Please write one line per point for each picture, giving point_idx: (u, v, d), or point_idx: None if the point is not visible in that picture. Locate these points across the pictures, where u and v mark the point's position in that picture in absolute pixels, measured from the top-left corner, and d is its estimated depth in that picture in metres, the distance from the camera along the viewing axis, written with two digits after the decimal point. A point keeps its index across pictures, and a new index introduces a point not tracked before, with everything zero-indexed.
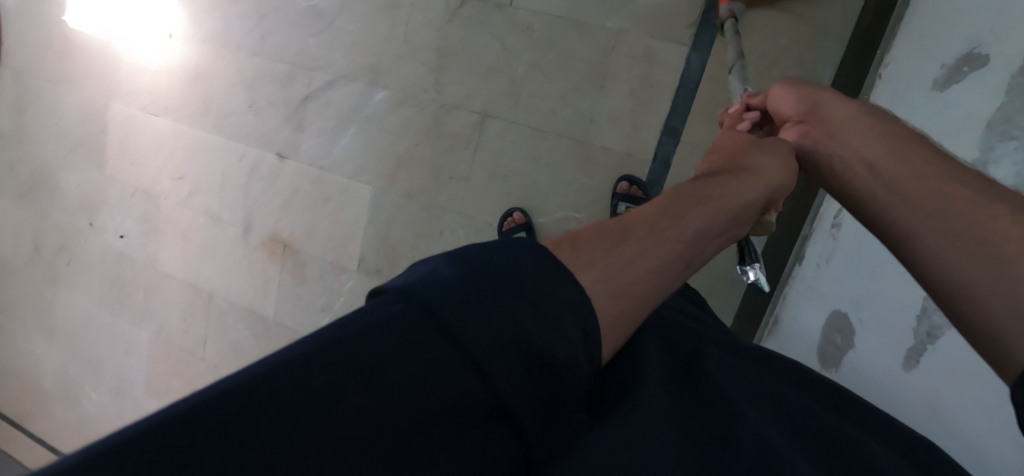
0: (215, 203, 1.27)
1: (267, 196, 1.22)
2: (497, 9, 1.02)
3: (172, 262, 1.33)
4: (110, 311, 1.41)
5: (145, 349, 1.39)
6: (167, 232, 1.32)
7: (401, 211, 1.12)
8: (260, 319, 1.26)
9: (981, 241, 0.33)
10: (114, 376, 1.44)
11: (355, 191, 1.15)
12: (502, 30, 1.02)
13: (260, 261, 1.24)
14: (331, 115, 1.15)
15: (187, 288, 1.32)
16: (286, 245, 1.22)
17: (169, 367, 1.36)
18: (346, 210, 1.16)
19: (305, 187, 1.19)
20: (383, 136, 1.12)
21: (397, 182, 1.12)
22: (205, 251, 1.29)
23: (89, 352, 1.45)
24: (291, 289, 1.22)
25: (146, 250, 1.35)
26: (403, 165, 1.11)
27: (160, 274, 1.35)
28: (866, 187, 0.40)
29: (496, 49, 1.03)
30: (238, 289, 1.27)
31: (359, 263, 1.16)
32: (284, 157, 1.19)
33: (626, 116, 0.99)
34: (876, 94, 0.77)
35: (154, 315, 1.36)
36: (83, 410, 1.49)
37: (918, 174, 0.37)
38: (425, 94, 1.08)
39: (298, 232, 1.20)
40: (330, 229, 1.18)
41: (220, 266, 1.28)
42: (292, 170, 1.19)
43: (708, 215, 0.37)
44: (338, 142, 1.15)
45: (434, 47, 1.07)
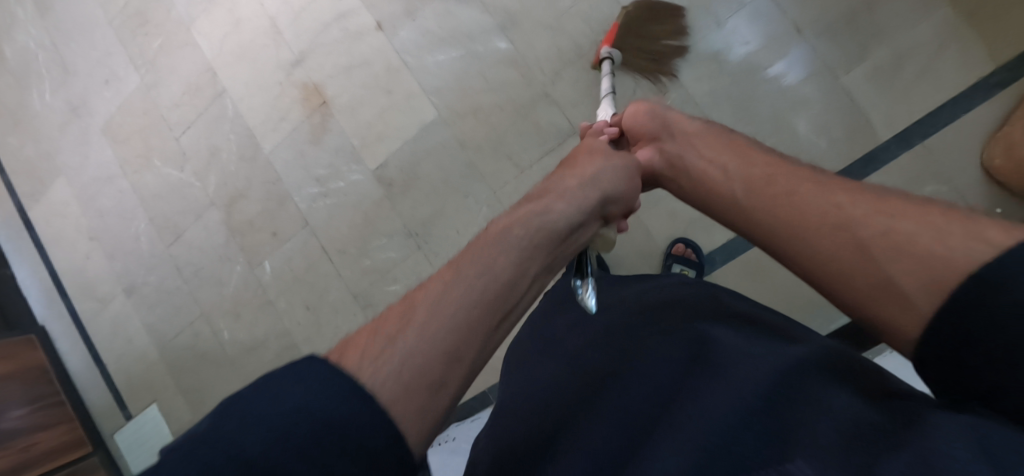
0: (286, 16, 1.19)
1: (337, 49, 1.16)
2: (652, 55, 1.02)
3: (209, 36, 1.24)
4: (117, 37, 1.30)
5: (126, 92, 1.30)
6: (222, 7, 1.23)
7: (444, 152, 1.10)
8: (255, 146, 1.21)
9: (926, 244, 0.40)
10: (79, 93, 1.34)
11: (419, 105, 1.11)
12: (643, 74, 1.02)
13: (292, 98, 1.18)
14: (447, 26, 1.10)
15: (203, 70, 1.24)
16: (324, 102, 1.17)
17: (138, 122, 1.30)
18: (399, 114, 1.13)
19: (378, 66, 1.13)
20: (476, 80, 1.09)
21: (460, 125, 1.09)
22: (243, 51, 1.21)
23: (70, 55, 1.34)
24: (302, 143, 1.18)
25: (190, 6, 1.25)
26: (476, 116, 1.09)
27: (187, 38, 1.25)
28: (866, 220, 0.44)
29: (626, 85, 1.03)
30: (251, 105, 1.21)
31: (379, 167, 1.14)
32: (379, 28, 1.13)
33: (683, 220, 1.01)
34: (884, 356, 0.81)
35: (156, 70, 1.28)
36: (29, 101, 1.38)
37: (887, 238, 0.42)
38: (540, 74, 1.06)
39: (343, 99, 1.15)
40: (373, 119, 1.14)
41: (248, 73, 1.21)
42: (378, 44, 1.13)
43: (471, 262, 0.46)
44: (433, 54, 1.10)
45: (577, 42, 1.04)
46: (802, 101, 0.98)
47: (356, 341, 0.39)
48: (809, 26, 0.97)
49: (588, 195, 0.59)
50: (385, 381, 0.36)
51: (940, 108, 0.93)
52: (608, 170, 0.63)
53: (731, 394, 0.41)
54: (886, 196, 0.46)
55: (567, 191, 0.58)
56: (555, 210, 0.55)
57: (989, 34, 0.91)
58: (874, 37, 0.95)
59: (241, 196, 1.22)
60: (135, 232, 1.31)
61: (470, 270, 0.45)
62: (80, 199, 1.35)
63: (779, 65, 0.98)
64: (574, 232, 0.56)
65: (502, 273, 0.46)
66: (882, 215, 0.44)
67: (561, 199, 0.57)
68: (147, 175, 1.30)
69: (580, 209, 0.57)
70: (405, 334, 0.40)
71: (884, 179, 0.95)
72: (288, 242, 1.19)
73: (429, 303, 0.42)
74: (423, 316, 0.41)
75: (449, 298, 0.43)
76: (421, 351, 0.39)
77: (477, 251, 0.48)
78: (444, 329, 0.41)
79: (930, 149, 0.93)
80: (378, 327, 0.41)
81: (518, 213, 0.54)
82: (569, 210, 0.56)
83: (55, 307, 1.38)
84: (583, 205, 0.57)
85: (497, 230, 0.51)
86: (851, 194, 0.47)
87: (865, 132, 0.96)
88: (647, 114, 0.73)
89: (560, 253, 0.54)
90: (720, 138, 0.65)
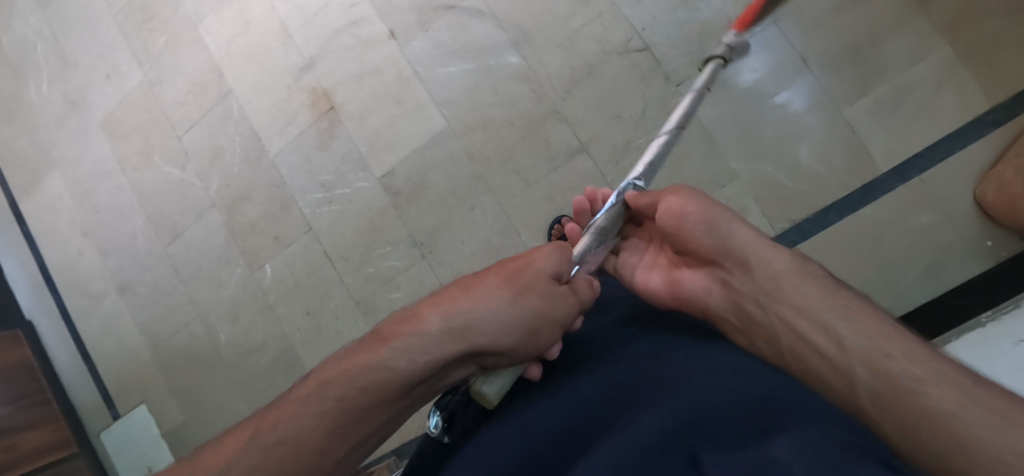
0: (297, 20, 1.18)
1: (348, 56, 1.16)
2: (661, 78, 1.04)
3: (216, 36, 1.23)
4: (120, 31, 1.29)
5: (128, 87, 1.28)
6: (231, 8, 1.22)
7: (452, 163, 1.11)
8: (260, 148, 1.20)
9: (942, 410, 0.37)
10: (77, 86, 1.32)
11: (428, 115, 1.12)
12: (652, 96, 1.04)
13: (300, 102, 1.18)
14: (460, 38, 1.11)
15: (209, 69, 1.23)
16: (333, 108, 1.16)
17: (139, 119, 1.28)
18: (408, 124, 1.13)
19: (389, 75, 1.14)
20: (487, 94, 1.09)
21: (469, 138, 1.10)
22: (251, 53, 1.21)
23: (70, 47, 1.32)
24: (309, 148, 1.18)
25: (198, 4, 1.24)
26: (486, 129, 1.09)
27: (194, 37, 1.24)
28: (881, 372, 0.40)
29: (635, 106, 1.05)
30: (257, 107, 1.20)
31: (386, 175, 1.14)
32: (391, 37, 1.13)
33: None
34: None
35: (160, 67, 1.26)
36: (26, 92, 1.36)
37: (902, 395, 0.39)
38: (550, 91, 1.07)
39: (352, 106, 1.15)
40: (382, 127, 1.14)
41: (256, 75, 1.20)
42: (390, 52, 1.14)
43: (349, 387, 0.44)
44: (445, 66, 1.11)
45: (588, 62, 1.06)
46: (806, 130, 1.01)
47: (239, 435, 0.45)
48: (815, 57, 1.00)
49: (519, 306, 0.47)
50: None
51: (936, 143, 0.97)
52: (495, 314, 0.46)
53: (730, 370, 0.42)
54: (896, 343, 0.41)
55: (491, 296, 0.47)
56: (445, 338, 0.45)
57: (985, 75, 0.95)
58: (877, 72, 0.98)
59: (244, 199, 1.21)
60: (131, 230, 1.29)
61: (344, 387, 0.44)
62: (75, 194, 1.33)
63: (785, 94, 1.01)
64: (415, 386, 0.46)
65: (359, 408, 0.44)
66: (904, 371, 0.39)
67: (475, 311, 0.46)
68: (146, 173, 1.28)
69: (490, 342, 0.46)
70: (264, 442, 0.43)
71: (881, 209, 0.98)
72: (290, 246, 1.19)
73: (301, 405, 0.45)
74: (281, 438, 0.43)
75: (314, 417, 0.43)
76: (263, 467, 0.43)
77: (365, 365, 0.45)
78: (299, 449, 0.43)
79: (926, 183, 0.97)
80: (264, 418, 0.46)
81: (424, 321, 0.46)
82: (471, 343, 0.46)
83: (44, 302, 1.35)
84: (431, 363, 0.45)
85: (400, 337, 0.46)
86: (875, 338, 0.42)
87: (864, 163, 0.99)
88: (689, 209, 0.54)
89: (406, 403, 0.46)
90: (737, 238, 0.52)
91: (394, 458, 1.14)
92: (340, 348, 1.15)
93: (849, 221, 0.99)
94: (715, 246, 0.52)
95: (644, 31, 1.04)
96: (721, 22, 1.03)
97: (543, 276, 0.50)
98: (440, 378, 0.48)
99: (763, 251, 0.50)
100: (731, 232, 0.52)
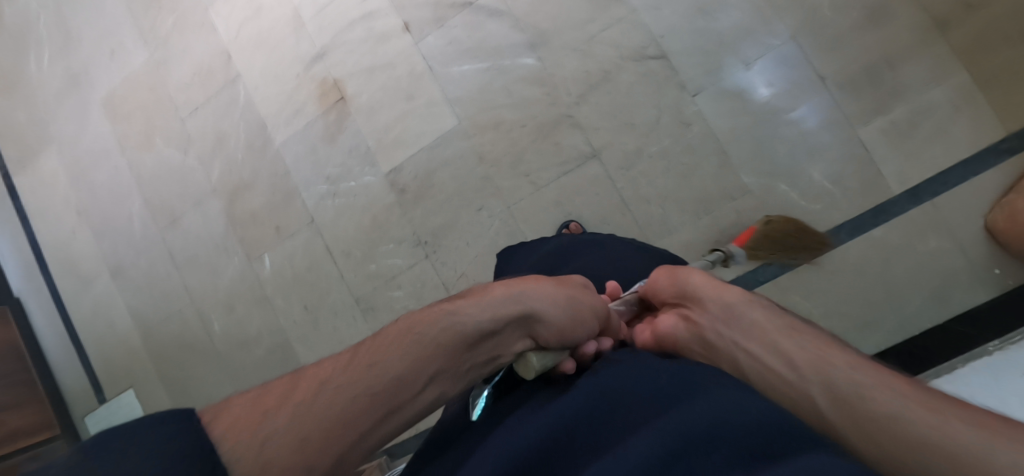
0: (309, 8, 1.16)
1: (361, 48, 1.14)
2: (677, 88, 1.03)
3: (226, 20, 1.20)
4: (127, 9, 1.26)
5: (132, 67, 1.26)
6: None
7: (460, 163, 1.09)
8: (265, 136, 1.18)
9: (934, 427, 0.35)
10: (79, 63, 1.29)
11: (439, 113, 1.10)
12: (667, 105, 1.03)
13: (309, 92, 1.16)
14: (475, 36, 1.09)
15: (217, 54, 1.21)
16: (341, 99, 1.15)
17: (142, 100, 1.25)
18: (418, 120, 1.11)
19: (401, 70, 1.12)
20: (500, 94, 1.08)
21: (480, 138, 1.08)
22: (261, 39, 1.18)
23: (74, 22, 1.29)
24: (315, 139, 1.16)
25: None
26: (497, 130, 1.08)
27: (203, 19, 1.21)
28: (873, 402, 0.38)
29: (649, 114, 1.04)
30: (265, 94, 1.18)
31: (392, 171, 1.12)
32: (405, 31, 1.12)
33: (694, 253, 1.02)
34: None
35: (166, 48, 1.23)
36: (26, 65, 1.32)
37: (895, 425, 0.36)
38: (565, 95, 1.06)
39: (362, 99, 1.14)
40: (391, 122, 1.12)
41: (265, 62, 1.18)
42: (404, 47, 1.12)
43: (409, 347, 0.41)
44: (459, 64, 1.09)
45: (604, 67, 1.05)
46: (820, 148, 1.00)
47: (240, 402, 0.37)
48: (833, 75, 0.99)
49: (576, 291, 0.49)
50: (240, 454, 0.34)
51: (950, 168, 0.96)
52: (554, 292, 0.48)
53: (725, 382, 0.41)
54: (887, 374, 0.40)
55: (546, 280, 0.49)
56: (527, 301, 0.46)
57: (1002, 102, 0.94)
58: (895, 93, 0.97)
59: (246, 187, 1.19)
60: (127, 212, 1.26)
61: (395, 349, 0.41)
62: (72, 173, 1.30)
63: (800, 110, 1.00)
64: (482, 341, 0.45)
65: (416, 365, 0.41)
66: (895, 397, 0.38)
67: (540, 289, 0.48)
68: (146, 155, 1.25)
69: (554, 315, 0.46)
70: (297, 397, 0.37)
71: (890, 231, 0.97)
72: (291, 238, 1.17)
73: (336, 368, 0.39)
74: (327, 394, 0.38)
75: (363, 375, 0.39)
76: (296, 425, 0.36)
77: (428, 322, 0.43)
78: (338, 405, 0.38)
79: (937, 207, 0.96)
80: (281, 384, 0.39)
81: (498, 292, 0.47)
82: (536, 314, 0.46)
83: (35, 281, 1.32)
84: (491, 328, 0.44)
85: (467, 302, 0.45)
86: (861, 365, 0.41)
87: (877, 184, 0.99)
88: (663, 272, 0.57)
89: (466, 365, 0.44)
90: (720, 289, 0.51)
91: (387, 457, 1.12)
92: (337, 344, 1.14)
93: (858, 242, 0.99)
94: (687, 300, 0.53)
95: (662, 39, 1.03)
96: (740, 34, 1.02)
97: (584, 284, 0.52)
98: (490, 353, 0.46)
99: (727, 288, 0.51)
100: (689, 281, 0.54)
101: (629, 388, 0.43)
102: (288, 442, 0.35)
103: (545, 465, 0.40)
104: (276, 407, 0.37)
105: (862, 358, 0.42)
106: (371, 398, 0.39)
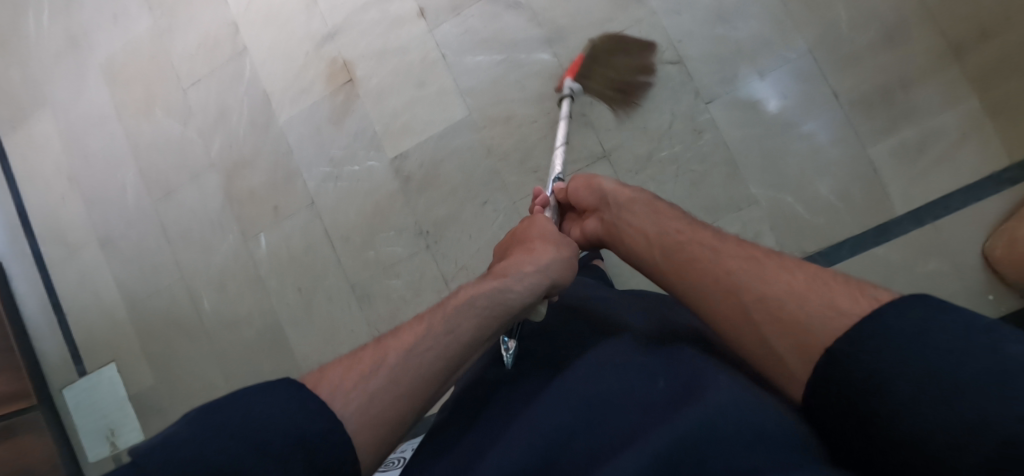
0: None
1: (374, 30, 1.12)
2: (692, 93, 1.03)
3: None
4: None
5: (135, 33, 1.22)
6: None
7: (468, 154, 1.08)
8: (269, 114, 1.16)
9: (802, 307, 0.45)
10: (80, 24, 1.25)
11: (450, 102, 1.09)
12: (680, 110, 1.03)
13: (317, 72, 1.14)
14: (491, 27, 1.08)
15: (225, 25, 1.18)
16: (350, 82, 1.13)
17: (144, 68, 1.22)
18: (428, 107, 1.10)
19: (414, 56, 1.10)
20: (513, 88, 1.07)
21: (489, 130, 1.07)
22: (272, 14, 1.16)
23: None
24: (321, 120, 1.13)
25: None
26: (507, 123, 1.07)
27: None
28: (757, 289, 0.49)
29: (662, 118, 1.03)
30: (272, 71, 1.16)
31: (398, 157, 1.11)
32: (421, 17, 1.10)
33: None
34: None
35: (172, 17, 1.20)
36: (24, 23, 1.28)
37: (782, 308, 0.46)
38: (578, 94, 1.05)
39: (372, 83, 1.12)
40: (400, 108, 1.11)
41: (275, 38, 1.16)
42: (418, 33, 1.10)
43: (464, 311, 0.53)
44: (473, 54, 1.08)
45: (620, 68, 1.04)
46: (828, 163, 1.00)
47: (337, 374, 0.47)
48: (847, 92, 1.00)
49: (568, 258, 0.64)
50: (354, 411, 0.44)
51: (955, 192, 0.97)
52: (555, 259, 0.62)
53: (690, 384, 0.46)
54: (768, 263, 0.50)
55: (545, 250, 0.64)
56: (541, 271, 0.60)
57: (1011, 130, 0.95)
58: (906, 115, 0.98)
59: (246, 164, 1.16)
60: (120, 182, 1.23)
61: (453, 319, 0.52)
62: (65, 138, 1.26)
63: (812, 125, 1.01)
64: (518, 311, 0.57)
65: (467, 331, 0.52)
66: (786, 293, 0.47)
67: (542, 258, 0.62)
68: (144, 125, 1.22)
69: (557, 278, 0.61)
70: (387, 357, 0.48)
71: (892, 251, 0.98)
72: (289, 219, 1.14)
73: (412, 339, 0.50)
74: (410, 358, 0.48)
75: (434, 339, 0.50)
76: (391, 385, 0.47)
77: (476, 292, 0.55)
78: (422, 370, 0.48)
79: (940, 229, 0.97)
80: (363, 356, 0.49)
81: (518, 263, 0.61)
82: (549, 279, 0.60)
83: (20, 246, 1.29)
84: (526, 293, 0.57)
85: (506, 270, 0.60)
86: (763, 263, 0.51)
87: (882, 203, 0.99)
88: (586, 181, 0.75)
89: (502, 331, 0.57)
90: (652, 210, 0.66)
91: None
92: (329, 329, 1.12)
93: (860, 260, 0.99)
94: (602, 205, 0.72)
95: (679, 44, 1.03)
96: (757, 45, 1.02)
97: (550, 230, 0.69)
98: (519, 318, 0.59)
99: (637, 195, 0.69)
100: (605, 188, 0.72)
101: (621, 394, 0.48)
102: (381, 397, 0.46)
103: (559, 456, 0.45)
104: (359, 383, 0.46)
105: (759, 255, 0.52)
106: (445, 354, 0.50)
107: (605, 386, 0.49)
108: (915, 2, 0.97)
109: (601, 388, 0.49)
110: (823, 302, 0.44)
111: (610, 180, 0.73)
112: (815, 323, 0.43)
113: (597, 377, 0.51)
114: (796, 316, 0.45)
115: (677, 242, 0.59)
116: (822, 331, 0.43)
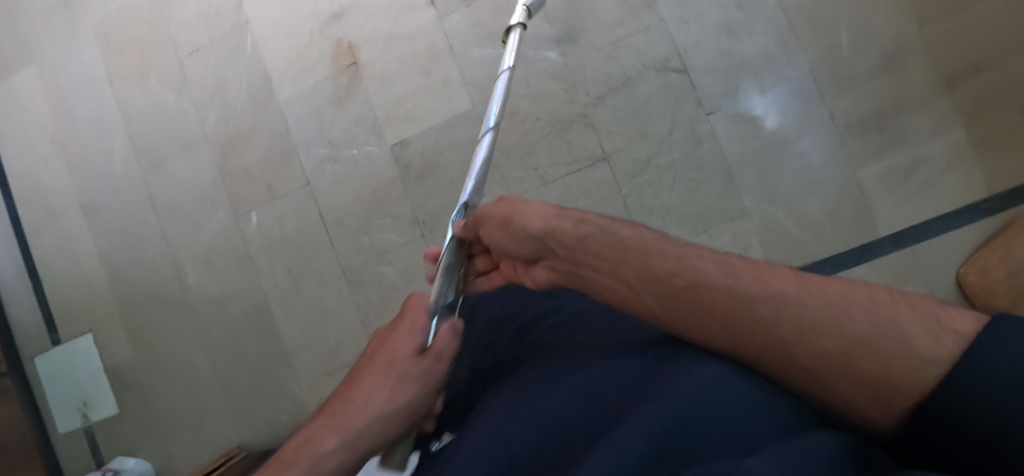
0: None
1: (383, 15, 1.11)
2: (694, 103, 1.05)
3: None
4: None
5: None
6: None
7: (469, 146, 1.08)
8: (269, 90, 1.14)
9: (874, 349, 0.42)
10: None
11: (455, 93, 1.09)
12: (681, 119, 1.05)
13: (321, 52, 1.12)
14: (502, 21, 1.07)
15: None
16: (355, 64, 1.11)
17: (139, 33, 1.18)
18: (432, 96, 1.09)
19: (422, 44, 1.10)
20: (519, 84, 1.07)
21: (492, 124, 1.07)
22: None
23: None
24: (322, 101, 1.12)
25: None
26: (511, 119, 1.07)
27: None
28: (819, 337, 0.44)
29: (663, 125, 1.05)
30: (274, 47, 1.14)
31: (399, 144, 1.10)
32: (431, 5, 1.09)
33: None
34: None
35: None
36: None
37: (852, 353, 0.43)
38: (583, 95, 1.06)
39: (377, 68, 1.11)
40: (404, 95, 1.10)
41: (280, 14, 1.13)
42: (427, 21, 1.09)
43: (372, 399, 0.57)
44: (482, 46, 1.08)
45: (626, 73, 1.05)
46: (819, 182, 1.03)
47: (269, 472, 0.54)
48: (842, 114, 1.03)
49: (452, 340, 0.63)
50: None
51: (935, 218, 1.01)
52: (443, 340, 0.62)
53: (672, 368, 0.48)
54: (804, 301, 0.45)
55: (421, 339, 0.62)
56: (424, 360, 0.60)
57: (992, 162, 1.00)
58: (896, 140, 1.02)
59: (241, 140, 1.14)
60: (107, 148, 1.20)
61: (360, 407, 0.57)
62: (50, 99, 1.22)
63: (807, 143, 1.04)
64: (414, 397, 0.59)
65: (381, 412, 0.56)
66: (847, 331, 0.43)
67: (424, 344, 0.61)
68: (136, 91, 1.19)
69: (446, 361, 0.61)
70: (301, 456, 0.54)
71: (874, 270, 1.01)
72: (283, 198, 1.13)
73: (327, 431, 0.55)
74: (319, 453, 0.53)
75: (343, 429, 0.55)
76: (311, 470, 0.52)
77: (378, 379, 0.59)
78: (337, 453, 0.54)
79: (919, 253, 1.01)
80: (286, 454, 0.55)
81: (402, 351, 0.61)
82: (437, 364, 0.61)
83: None
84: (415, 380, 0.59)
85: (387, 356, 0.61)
86: (796, 299, 0.46)
87: (867, 223, 1.03)
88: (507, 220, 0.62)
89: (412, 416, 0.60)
90: (614, 245, 0.55)
91: None
92: (318, 312, 1.11)
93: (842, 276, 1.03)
94: (546, 244, 0.60)
95: (686, 54, 1.05)
96: (760, 61, 1.04)
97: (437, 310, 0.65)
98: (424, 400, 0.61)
99: (580, 230, 0.58)
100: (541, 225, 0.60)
101: (610, 377, 0.50)
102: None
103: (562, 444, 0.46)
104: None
105: (781, 287, 0.47)
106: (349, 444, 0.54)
107: (605, 374, 0.51)
108: (914, 32, 1.01)
109: (602, 377, 0.50)
110: (897, 336, 0.41)
111: (536, 209, 0.61)
112: (896, 358, 0.41)
113: (591, 367, 0.52)
114: (877, 363, 0.41)
115: (675, 284, 0.50)
116: (905, 369, 0.40)
